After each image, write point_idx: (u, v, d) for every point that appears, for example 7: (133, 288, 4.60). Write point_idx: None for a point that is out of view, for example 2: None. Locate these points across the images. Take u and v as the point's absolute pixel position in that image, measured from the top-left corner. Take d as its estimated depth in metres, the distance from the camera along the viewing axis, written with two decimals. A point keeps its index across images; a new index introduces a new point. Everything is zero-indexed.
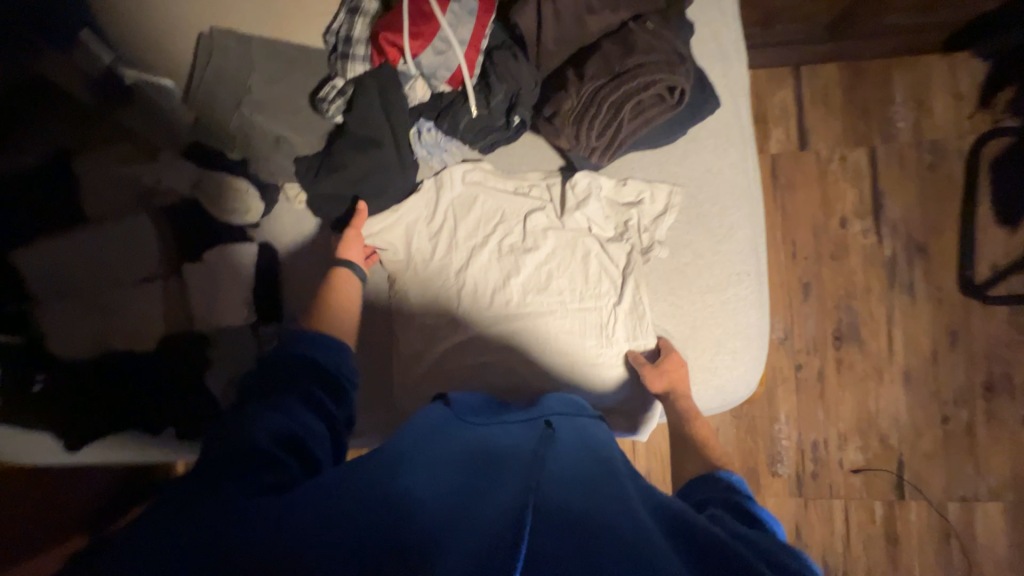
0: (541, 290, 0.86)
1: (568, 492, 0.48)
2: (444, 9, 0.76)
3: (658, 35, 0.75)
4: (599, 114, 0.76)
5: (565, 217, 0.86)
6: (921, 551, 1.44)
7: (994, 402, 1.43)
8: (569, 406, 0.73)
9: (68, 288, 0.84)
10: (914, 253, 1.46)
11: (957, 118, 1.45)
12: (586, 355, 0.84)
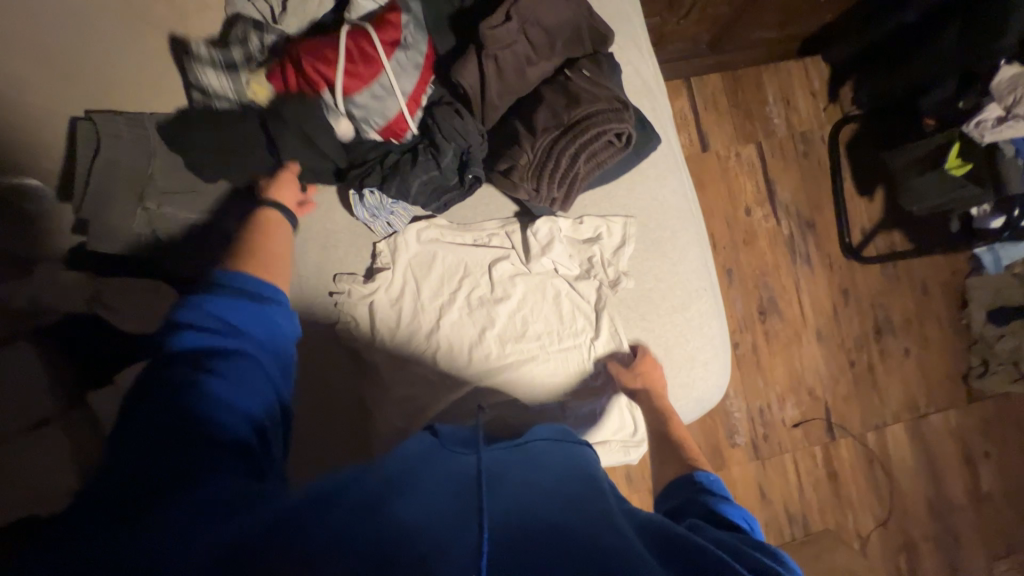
0: (519, 338, 0.84)
1: (574, 525, 0.45)
2: (388, 54, 0.74)
3: (595, 84, 0.79)
4: (557, 165, 0.79)
5: (531, 263, 0.86)
6: (855, 480, 1.68)
7: (882, 341, 1.72)
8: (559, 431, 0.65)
9: None
10: (805, 229, 1.70)
11: (816, 111, 1.71)
12: (574, 393, 0.85)
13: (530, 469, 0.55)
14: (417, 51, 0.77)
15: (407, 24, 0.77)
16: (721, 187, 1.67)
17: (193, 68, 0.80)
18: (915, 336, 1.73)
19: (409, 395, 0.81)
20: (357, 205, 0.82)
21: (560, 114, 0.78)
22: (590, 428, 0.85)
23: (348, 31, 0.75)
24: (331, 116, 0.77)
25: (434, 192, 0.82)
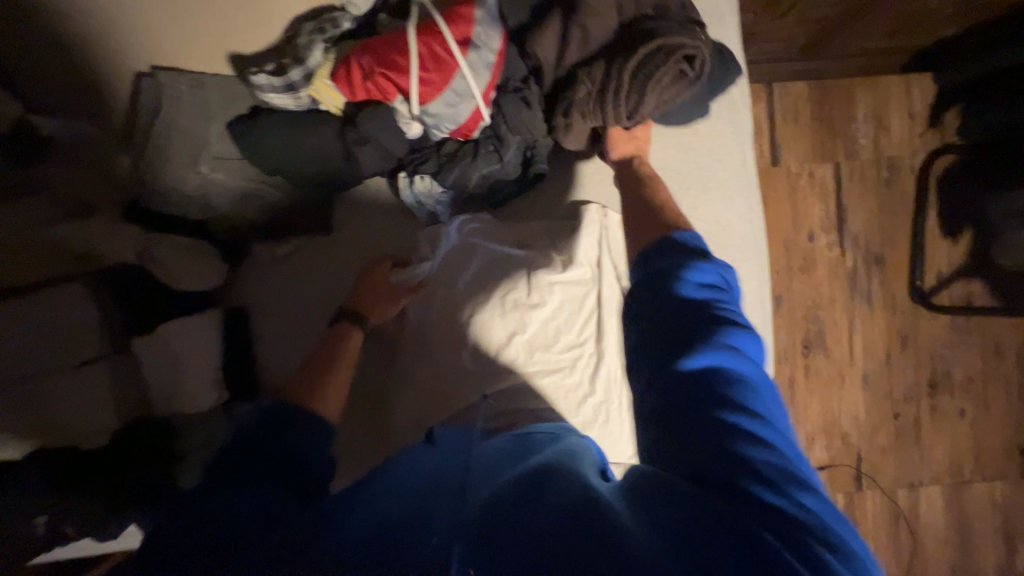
0: (547, 347, 0.79)
1: (533, 501, 0.52)
2: (463, 52, 0.63)
3: (666, 32, 0.73)
4: (623, 89, 0.73)
5: (572, 271, 0.81)
6: (876, 535, 1.59)
7: (936, 397, 1.58)
8: (557, 425, 0.68)
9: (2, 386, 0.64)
10: (872, 264, 1.56)
11: (911, 136, 1.53)
12: (597, 416, 0.78)
13: (509, 456, 0.62)
14: (491, 49, 0.65)
15: (481, 15, 0.64)
16: (785, 206, 1.55)
17: (252, 78, 0.67)
18: (976, 397, 1.58)
19: (426, 393, 0.78)
20: (406, 189, 0.82)
21: (627, 62, 0.74)
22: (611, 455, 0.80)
23: (416, 28, 0.63)
24: (403, 125, 0.69)
25: (492, 181, 0.83)
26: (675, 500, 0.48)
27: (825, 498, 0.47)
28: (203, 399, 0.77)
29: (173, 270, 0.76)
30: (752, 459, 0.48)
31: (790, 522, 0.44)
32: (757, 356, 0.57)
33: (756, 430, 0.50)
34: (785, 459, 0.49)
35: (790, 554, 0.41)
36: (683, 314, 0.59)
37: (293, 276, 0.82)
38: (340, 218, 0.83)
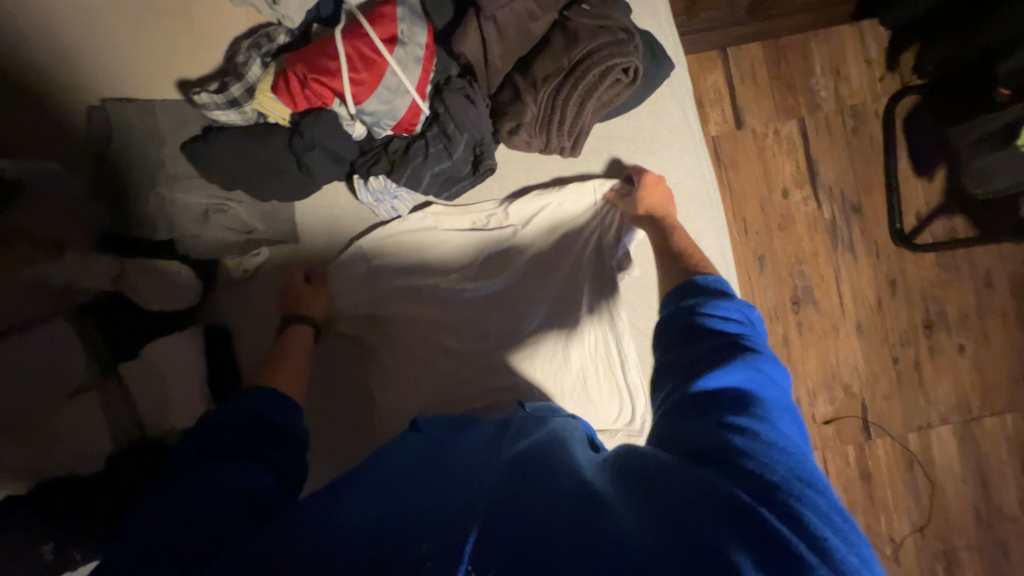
0: (515, 319, 0.83)
1: (533, 477, 0.51)
2: (389, 50, 0.66)
3: (598, 15, 0.68)
4: (564, 115, 0.69)
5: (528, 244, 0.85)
6: (892, 482, 1.58)
7: (933, 337, 1.58)
8: (542, 411, 0.71)
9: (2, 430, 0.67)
10: (850, 212, 1.56)
11: (870, 82, 1.54)
12: (572, 381, 0.81)
13: (504, 443, 0.62)
14: (418, 44, 0.67)
15: (403, 13, 0.67)
16: (755, 167, 1.56)
17: (196, 98, 0.71)
18: (973, 332, 1.58)
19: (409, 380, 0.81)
20: (361, 188, 0.77)
21: (559, 58, 0.67)
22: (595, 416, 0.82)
23: (342, 33, 0.66)
24: (347, 127, 0.71)
25: (445, 182, 0.77)
26: (684, 474, 0.47)
27: (837, 498, 0.46)
28: (190, 414, 0.79)
29: (150, 292, 0.78)
30: (786, 480, 0.45)
31: (796, 508, 0.43)
32: (781, 382, 0.58)
33: (771, 433, 0.50)
34: (798, 461, 0.48)
35: (794, 534, 0.41)
36: (706, 338, 0.61)
37: (272, 283, 0.85)
38: (308, 226, 0.86)
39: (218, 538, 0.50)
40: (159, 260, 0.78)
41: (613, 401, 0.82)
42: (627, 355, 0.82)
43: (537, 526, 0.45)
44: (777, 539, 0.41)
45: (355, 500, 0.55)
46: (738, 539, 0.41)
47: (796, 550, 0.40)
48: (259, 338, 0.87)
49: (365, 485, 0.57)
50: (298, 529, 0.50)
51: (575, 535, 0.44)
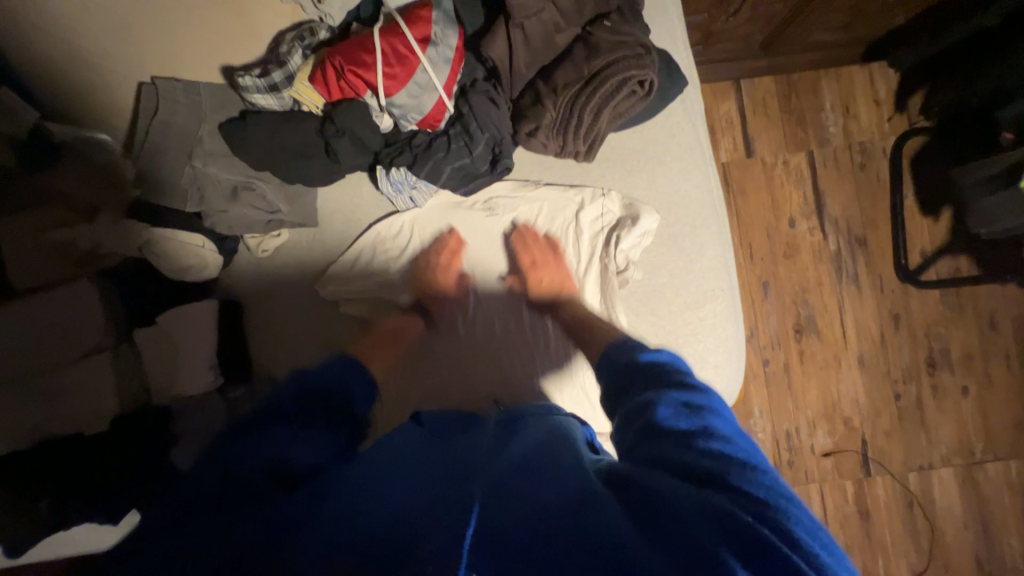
0: (521, 317, 0.87)
1: (525, 484, 0.51)
2: (421, 48, 0.70)
3: (618, 31, 0.72)
4: (581, 122, 0.74)
5: (535, 232, 0.86)
6: (890, 522, 1.55)
7: (936, 376, 1.57)
8: (543, 406, 0.75)
9: (16, 374, 0.76)
10: (856, 246, 1.58)
11: (879, 121, 1.59)
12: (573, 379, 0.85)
13: (505, 441, 0.63)
14: (449, 45, 0.72)
15: (436, 16, 0.72)
16: (763, 195, 1.60)
17: (240, 80, 0.76)
18: (977, 373, 1.56)
19: (415, 365, 0.86)
20: (382, 178, 0.81)
21: (580, 68, 0.71)
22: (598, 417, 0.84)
23: (379, 30, 0.71)
24: (375, 118, 0.76)
25: (466, 178, 0.82)
26: (669, 497, 0.47)
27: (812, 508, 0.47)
28: (202, 381, 0.81)
29: (165, 258, 0.80)
30: (769, 499, 0.46)
31: (778, 519, 0.44)
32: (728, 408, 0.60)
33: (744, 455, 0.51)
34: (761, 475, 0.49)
35: (791, 551, 0.41)
36: (648, 371, 0.63)
37: (289, 263, 0.89)
38: (327, 211, 0.89)
39: (213, 521, 0.50)
40: (177, 229, 0.79)
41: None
42: None
43: (534, 539, 0.44)
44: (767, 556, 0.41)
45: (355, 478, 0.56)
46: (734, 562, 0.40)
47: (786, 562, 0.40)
48: (270, 314, 0.89)
49: (377, 465, 0.59)
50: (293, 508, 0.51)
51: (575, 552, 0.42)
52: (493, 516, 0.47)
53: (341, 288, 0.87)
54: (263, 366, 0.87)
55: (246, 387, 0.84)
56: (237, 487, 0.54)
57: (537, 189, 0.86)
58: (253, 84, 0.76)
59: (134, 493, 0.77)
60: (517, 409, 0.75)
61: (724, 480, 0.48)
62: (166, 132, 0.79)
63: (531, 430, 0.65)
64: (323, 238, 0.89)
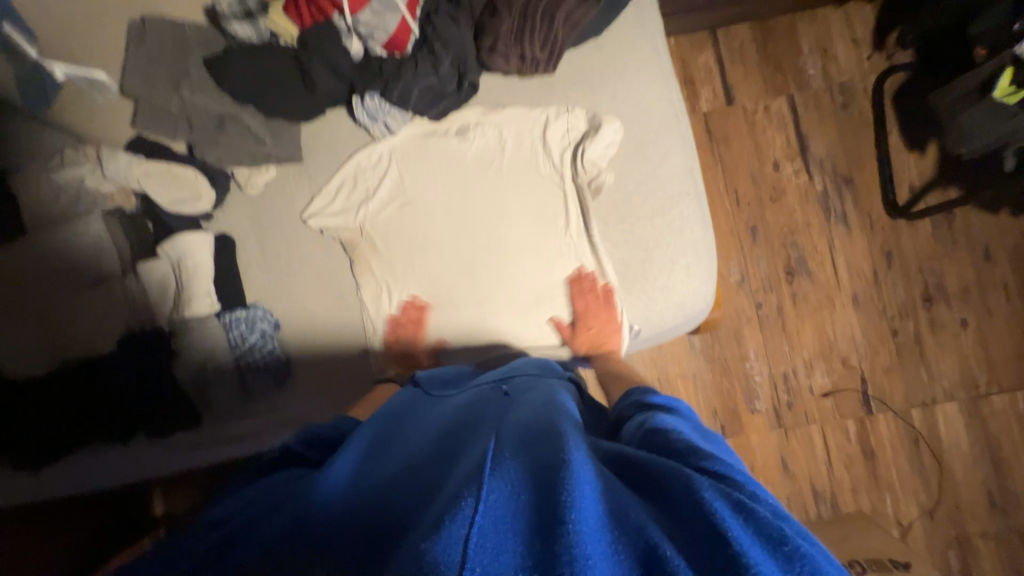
0: (500, 236, 0.89)
1: (526, 449, 0.49)
2: None
3: None
4: (534, 27, 0.81)
5: (507, 151, 0.90)
6: (896, 460, 1.54)
7: (934, 310, 1.55)
8: (538, 368, 0.77)
9: (38, 304, 0.84)
10: (843, 185, 1.59)
11: (858, 60, 1.60)
12: (550, 289, 0.88)
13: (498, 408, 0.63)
14: None
15: None
16: (746, 141, 1.62)
17: (221, 9, 0.86)
18: (976, 305, 1.54)
19: (403, 288, 0.91)
20: (358, 108, 0.87)
21: None
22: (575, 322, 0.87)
23: None
24: (345, 42, 0.84)
25: (434, 100, 0.87)
26: (686, 481, 0.45)
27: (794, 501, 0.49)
28: (202, 305, 0.87)
29: (160, 188, 0.86)
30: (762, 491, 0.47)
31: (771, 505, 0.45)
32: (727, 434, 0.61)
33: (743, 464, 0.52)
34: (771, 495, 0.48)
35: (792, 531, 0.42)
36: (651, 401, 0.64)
37: (277, 199, 0.94)
38: (311, 146, 0.94)
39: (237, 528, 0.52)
40: (174, 164, 0.87)
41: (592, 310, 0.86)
42: (604, 264, 0.86)
43: (532, 505, 0.42)
44: (788, 555, 0.40)
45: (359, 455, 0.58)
46: (759, 556, 0.39)
47: (809, 563, 0.39)
48: (258, 248, 0.94)
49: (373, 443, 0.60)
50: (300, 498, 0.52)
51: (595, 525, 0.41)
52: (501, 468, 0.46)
53: (327, 219, 0.92)
54: (257, 296, 0.93)
55: (244, 310, 0.89)
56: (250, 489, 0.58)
57: (505, 110, 0.90)
58: (233, 12, 0.86)
59: (149, 411, 0.85)
60: (515, 372, 0.76)
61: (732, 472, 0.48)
62: (157, 63, 0.87)
63: (531, 400, 0.64)
64: (305, 173, 0.94)
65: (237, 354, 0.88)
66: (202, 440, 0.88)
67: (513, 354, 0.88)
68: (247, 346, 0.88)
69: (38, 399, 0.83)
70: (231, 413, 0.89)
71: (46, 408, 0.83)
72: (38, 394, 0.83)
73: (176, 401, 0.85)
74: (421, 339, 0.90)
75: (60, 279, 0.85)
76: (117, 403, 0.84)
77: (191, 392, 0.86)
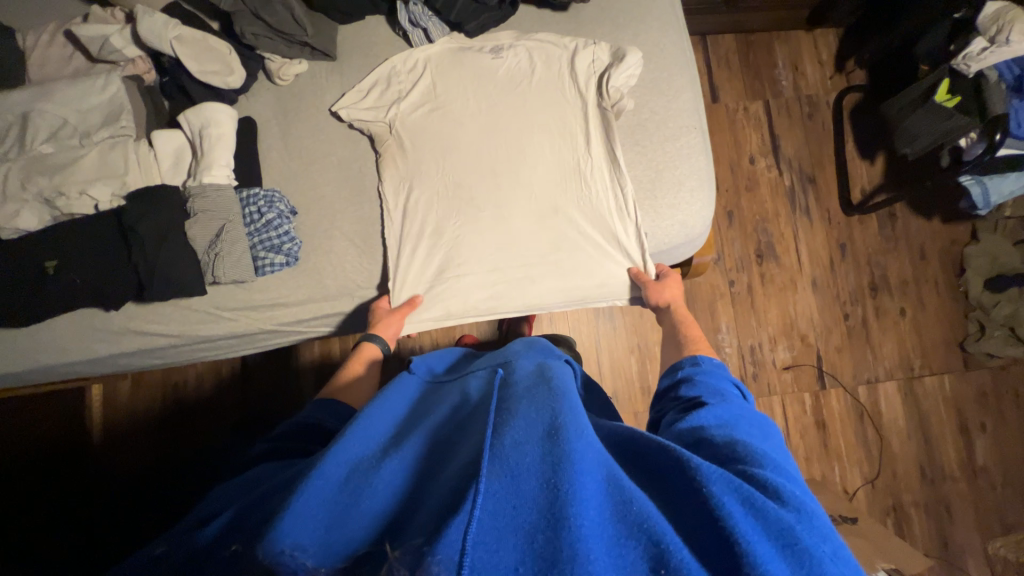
0: (523, 154, 0.94)
1: (529, 434, 0.50)
2: None
3: None
4: None
5: (536, 71, 0.97)
6: (845, 431, 1.68)
7: (878, 299, 1.75)
8: (539, 350, 0.84)
9: (43, 153, 0.81)
10: (807, 182, 1.79)
11: (823, 78, 1.83)
12: (568, 200, 0.94)
13: (499, 383, 0.64)
14: None
15: None
16: (727, 135, 1.79)
17: None
18: (912, 298, 1.75)
19: (426, 192, 0.93)
20: (402, 11, 0.94)
21: None
22: (592, 234, 0.94)
23: None
24: None
25: (474, 13, 0.95)
26: (696, 474, 0.48)
27: (807, 499, 0.51)
28: (223, 175, 0.85)
29: (190, 56, 0.85)
30: (779, 489, 0.49)
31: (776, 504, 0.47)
32: (766, 424, 0.64)
33: (768, 460, 0.54)
34: (790, 486, 0.52)
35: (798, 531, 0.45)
36: (691, 388, 0.69)
37: (306, 91, 0.96)
38: (346, 45, 0.98)
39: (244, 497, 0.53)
40: (210, 36, 0.87)
41: (613, 222, 0.93)
42: (623, 174, 0.93)
43: (538, 497, 0.44)
44: (794, 552, 0.43)
45: (360, 427, 0.57)
46: (764, 551, 0.42)
47: (814, 564, 0.43)
48: (281, 136, 0.95)
49: (371, 419, 0.59)
50: (286, 488, 0.50)
51: (599, 523, 0.43)
52: (501, 462, 0.46)
53: (356, 113, 0.94)
54: (274, 182, 0.93)
55: (264, 191, 0.88)
56: (254, 473, 0.59)
57: (536, 36, 0.98)
58: None
59: (144, 264, 0.79)
60: (511, 357, 0.77)
61: (747, 472, 0.51)
62: None
63: (532, 374, 0.65)
64: (338, 69, 0.97)
65: (253, 230, 0.87)
66: (206, 320, 0.88)
67: (532, 255, 0.92)
68: (264, 224, 0.87)
69: (28, 246, 0.79)
70: (240, 292, 0.89)
71: (32, 254, 0.78)
72: (29, 242, 0.79)
73: (177, 259, 0.81)
74: (439, 236, 0.93)
75: (65, 128, 0.83)
76: (110, 255, 0.80)
77: (203, 262, 0.84)
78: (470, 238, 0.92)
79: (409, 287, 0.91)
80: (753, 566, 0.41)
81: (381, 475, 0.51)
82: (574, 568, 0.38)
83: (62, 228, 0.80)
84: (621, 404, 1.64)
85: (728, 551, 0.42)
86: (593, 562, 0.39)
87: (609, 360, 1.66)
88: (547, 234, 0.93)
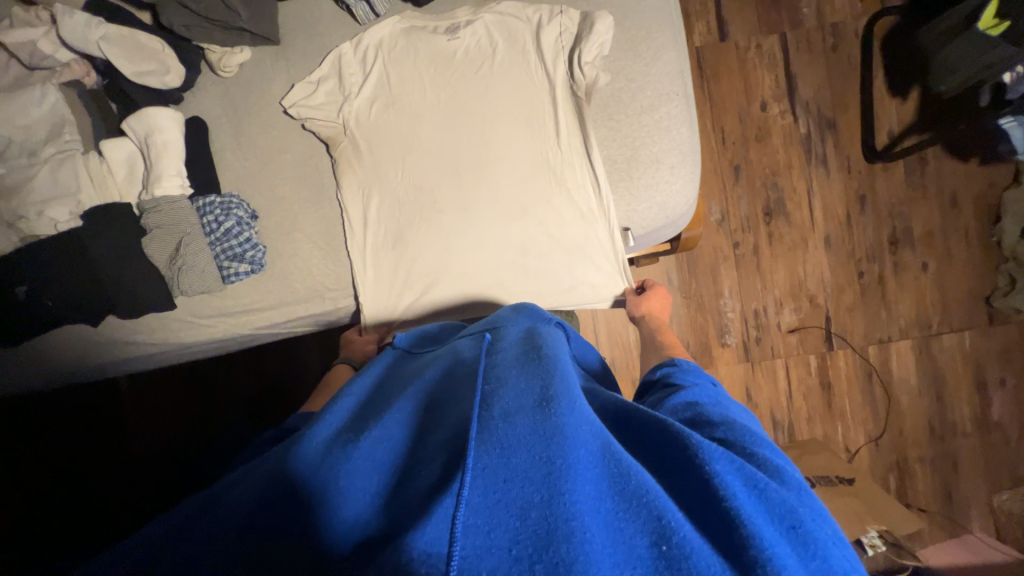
0: (485, 146, 0.87)
1: (518, 405, 0.45)
2: None
3: None
4: None
5: (497, 52, 0.88)
6: (851, 392, 1.64)
7: (898, 254, 1.63)
8: (533, 317, 0.71)
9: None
10: (825, 128, 1.61)
11: (852, 2, 1.59)
12: (537, 199, 0.87)
13: (483, 351, 0.59)
14: None
15: None
16: (736, 79, 1.60)
17: None
18: (937, 251, 1.62)
19: (395, 180, 0.89)
20: None
21: None
22: (562, 237, 0.88)
23: None
24: None
25: None
26: (698, 447, 0.42)
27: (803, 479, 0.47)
28: (174, 185, 0.83)
29: (121, 56, 0.80)
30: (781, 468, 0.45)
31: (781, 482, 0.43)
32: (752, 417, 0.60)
33: (762, 441, 0.50)
34: (789, 466, 0.48)
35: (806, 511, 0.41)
36: (679, 375, 0.64)
37: (252, 83, 0.90)
38: (289, 27, 0.89)
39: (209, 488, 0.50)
40: (140, 32, 0.81)
41: (585, 224, 0.87)
42: (595, 159, 0.85)
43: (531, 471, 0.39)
44: (804, 536, 0.39)
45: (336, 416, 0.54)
46: (774, 533, 0.38)
47: (822, 548, 0.39)
48: (232, 136, 0.90)
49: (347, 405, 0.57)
50: (260, 473, 0.47)
51: (595, 497, 0.38)
52: (490, 436, 0.42)
53: (305, 108, 0.87)
54: (231, 186, 0.90)
55: (220, 198, 0.86)
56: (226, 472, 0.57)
57: (496, 7, 0.88)
58: None
59: (114, 283, 0.81)
60: (498, 321, 0.72)
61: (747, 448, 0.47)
62: None
63: (522, 341, 0.60)
64: (283, 56, 0.90)
65: (214, 240, 0.85)
66: (183, 327, 0.90)
67: (501, 264, 0.88)
68: (223, 233, 0.85)
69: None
70: (212, 300, 0.89)
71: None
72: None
73: (144, 275, 0.83)
74: (404, 243, 0.89)
75: (12, 147, 0.81)
76: (69, 276, 0.79)
77: (168, 276, 0.84)
78: (434, 242, 0.89)
79: (375, 285, 0.90)
80: (762, 552, 0.36)
81: (359, 456, 0.47)
82: (572, 550, 0.34)
83: (21, 251, 0.79)
84: (618, 371, 1.64)
85: (733, 531, 0.37)
86: (591, 541, 0.35)
87: (606, 331, 1.64)
88: (526, 238, 0.88)
